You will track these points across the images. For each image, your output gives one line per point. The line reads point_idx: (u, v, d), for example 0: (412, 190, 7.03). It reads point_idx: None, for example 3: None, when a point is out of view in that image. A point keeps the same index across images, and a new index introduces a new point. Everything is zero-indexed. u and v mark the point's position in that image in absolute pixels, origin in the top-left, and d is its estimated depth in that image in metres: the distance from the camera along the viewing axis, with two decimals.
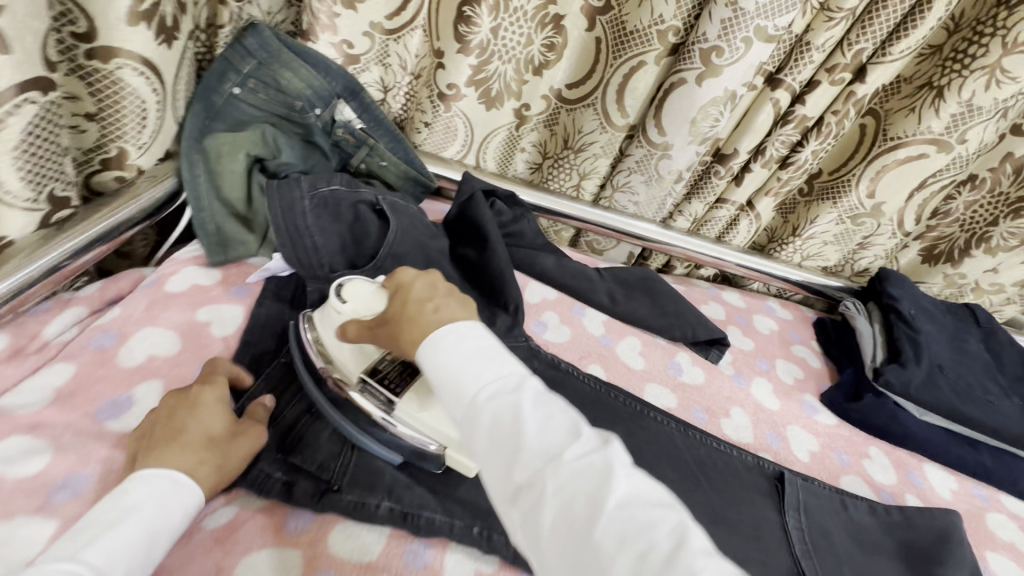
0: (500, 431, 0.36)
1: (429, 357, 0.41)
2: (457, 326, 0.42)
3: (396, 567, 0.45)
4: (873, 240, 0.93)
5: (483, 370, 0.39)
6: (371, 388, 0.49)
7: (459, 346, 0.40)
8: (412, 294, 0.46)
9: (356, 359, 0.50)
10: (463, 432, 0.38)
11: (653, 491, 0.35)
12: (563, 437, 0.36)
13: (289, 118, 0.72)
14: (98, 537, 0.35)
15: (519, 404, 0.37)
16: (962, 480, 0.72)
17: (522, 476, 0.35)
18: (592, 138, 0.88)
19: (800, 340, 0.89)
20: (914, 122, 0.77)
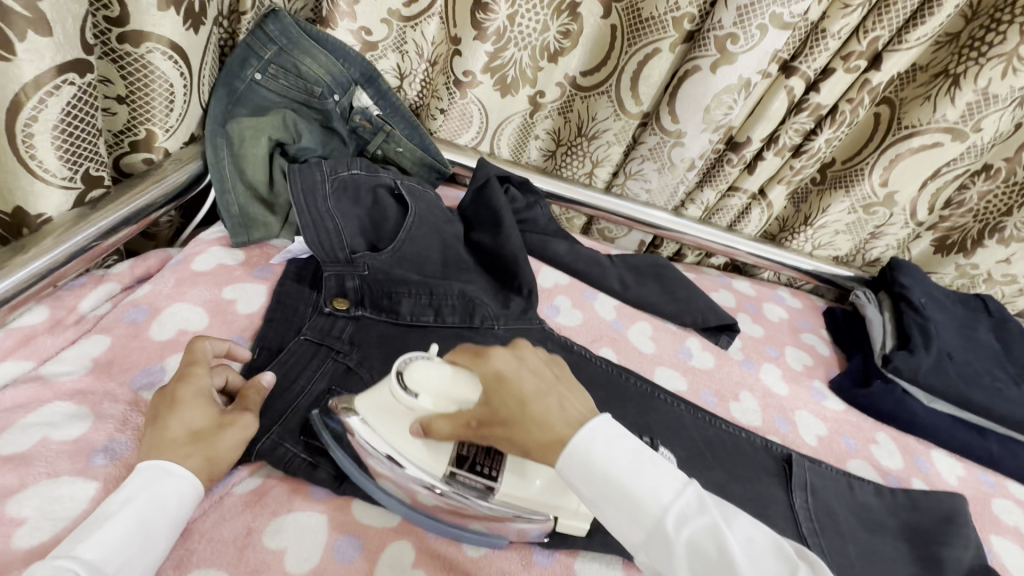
0: (701, 554, 0.35)
1: (583, 471, 0.37)
2: (598, 427, 0.38)
3: (417, 533, 0.46)
4: (885, 230, 0.93)
5: (653, 483, 0.37)
6: (462, 476, 0.45)
7: (619, 459, 0.37)
8: (522, 390, 0.40)
9: (434, 454, 0.45)
10: (655, 560, 0.36)
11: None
12: (770, 561, 0.35)
13: (309, 104, 0.74)
14: (90, 534, 0.35)
15: (713, 524, 0.36)
16: (969, 467, 0.73)
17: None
18: (606, 125, 0.88)
19: (809, 328, 0.90)
20: (929, 110, 0.77)
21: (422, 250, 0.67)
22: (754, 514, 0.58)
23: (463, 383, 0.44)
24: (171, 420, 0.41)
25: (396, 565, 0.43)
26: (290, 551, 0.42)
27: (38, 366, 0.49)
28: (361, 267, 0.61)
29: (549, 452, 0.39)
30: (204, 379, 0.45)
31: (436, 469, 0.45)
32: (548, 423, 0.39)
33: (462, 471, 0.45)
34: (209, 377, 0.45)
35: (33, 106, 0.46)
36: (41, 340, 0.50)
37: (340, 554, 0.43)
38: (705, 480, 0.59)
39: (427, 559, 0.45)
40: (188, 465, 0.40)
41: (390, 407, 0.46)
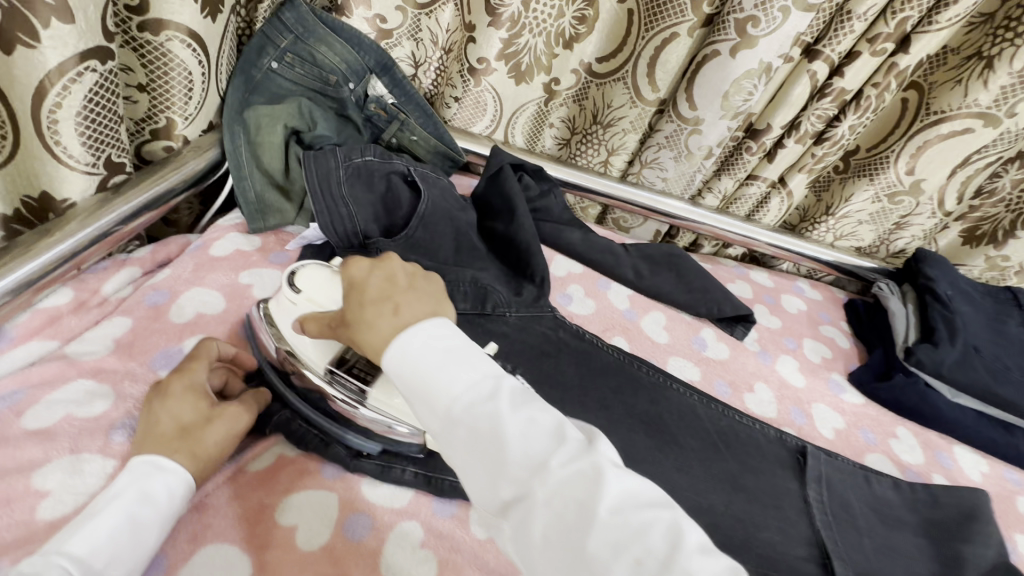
0: (480, 438, 0.35)
1: (396, 364, 0.38)
2: (417, 327, 0.39)
3: (425, 514, 0.46)
4: (910, 220, 0.90)
5: (455, 374, 0.37)
6: (340, 377, 0.48)
7: (422, 351, 0.38)
8: (367, 294, 0.42)
9: (319, 350, 0.48)
10: (442, 445, 0.37)
11: (644, 488, 0.35)
12: (546, 442, 0.36)
13: (324, 92, 0.74)
14: (78, 529, 0.35)
15: (496, 412, 0.36)
16: (994, 464, 0.71)
17: (508, 489, 0.35)
18: (622, 112, 0.87)
19: (828, 320, 0.88)
20: (960, 95, 0.75)
21: (434, 237, 0.67)
22: (767, 506, 0.57)
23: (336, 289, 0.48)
24: (162, 413, 0.41)
25: (404, 544, 0.43)
26: (302, 527, 0.42)
27: (62, 346, 0.50)
28: (373, 252, 0.63)
29: (378, 354, 0.40)
30: (199, 374, 0.44)
31: (317, 366, 0.48)
32: (377, 324, 0.40)
33: (341, 371, 0.48)
34: (206, 374, 0.45)
35: (57, 93, 0.47)
36: (65, 321, 0.51)
37: (350, 532, 0.43)
38: (717, 470, 0.59)
39: (435, 539, 0.45)
40: (175, 459, 0.40)
41: (275, 305, 0.49)
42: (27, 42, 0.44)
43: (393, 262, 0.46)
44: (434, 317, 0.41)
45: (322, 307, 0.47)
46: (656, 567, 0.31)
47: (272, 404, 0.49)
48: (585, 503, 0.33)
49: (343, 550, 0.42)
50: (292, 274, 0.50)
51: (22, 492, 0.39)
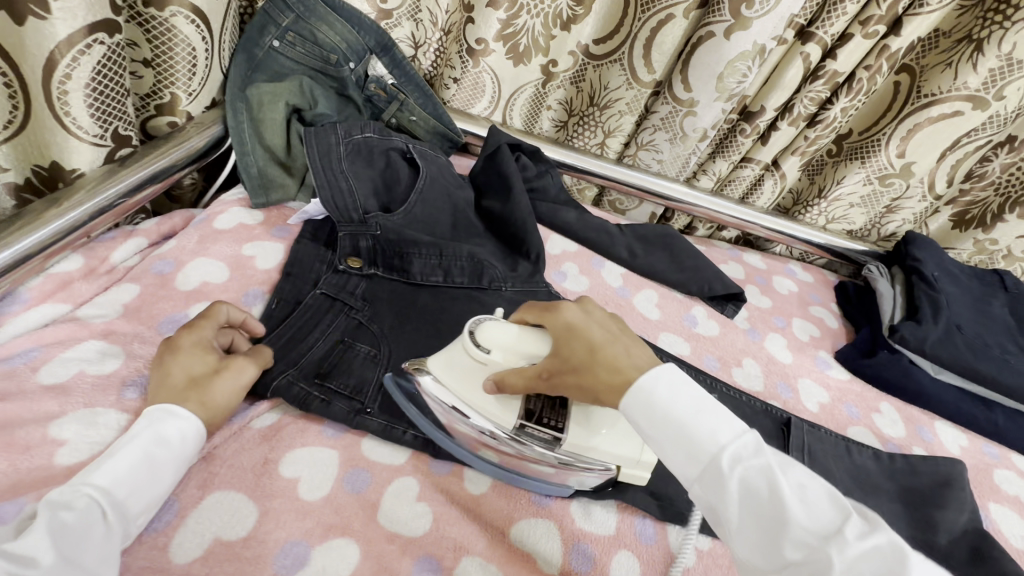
0: (753, 492, 0.35)
1: (639, 408, 0.39)
2: (660, 371, 0.39)
3: (422, 472, 0.48)
4: (901, 203, 0.92)
5: (715, 424, 0.37)
6: (531, 428, 0.47)
7: (674, 397, 0.38)
8: (592, 341, 0.43)
9: (504, 407, 0.48)
10: (707, 497, 0.36)
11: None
12: (830, 511, 0.34)
13: (324, 71, 0.75)
14: (100, 466, 0.38)
15: (769, 466, 0.35)
16: (973, 438, 0.73)
17: (794, 552, 0.33)
18: (618, 94, 0.88)
19: (819, 302, 0.90)
20: (949, 78, 0.76)
21: (432, 213, 0.69)
22: None
23: (530, 340, 0.47)
24: (173, 366, 0.45)
25: (400, 498, 0.46)
26: (304, 480, 0.45)
27: (73, 310, 0.52)
28: (374, 226, 0.63)
29: (615, 395, 0.40)
30: (208, 332, 0.48)
31: (505, 421, 0.47)
32: (616, 366, 0.41)
33: (530, 423, 0.48)
34: (214, 333, 0.48)
35: (66, 64, 0.49)
36: (76, 286, 0.53)
37: (350, 486, 0.46)
38: None
39: (429, 494, 0.47)
40: (187, 407, 0.43)
41: (462, 369, 0.48)
42: (38, 13, 0.46)
43: (593, 308, 0.47)
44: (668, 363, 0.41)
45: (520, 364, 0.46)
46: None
47: (275, 366, 0.51)
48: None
49: (343, 501, 0.44)
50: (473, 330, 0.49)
51: (40, 440, 0.41)
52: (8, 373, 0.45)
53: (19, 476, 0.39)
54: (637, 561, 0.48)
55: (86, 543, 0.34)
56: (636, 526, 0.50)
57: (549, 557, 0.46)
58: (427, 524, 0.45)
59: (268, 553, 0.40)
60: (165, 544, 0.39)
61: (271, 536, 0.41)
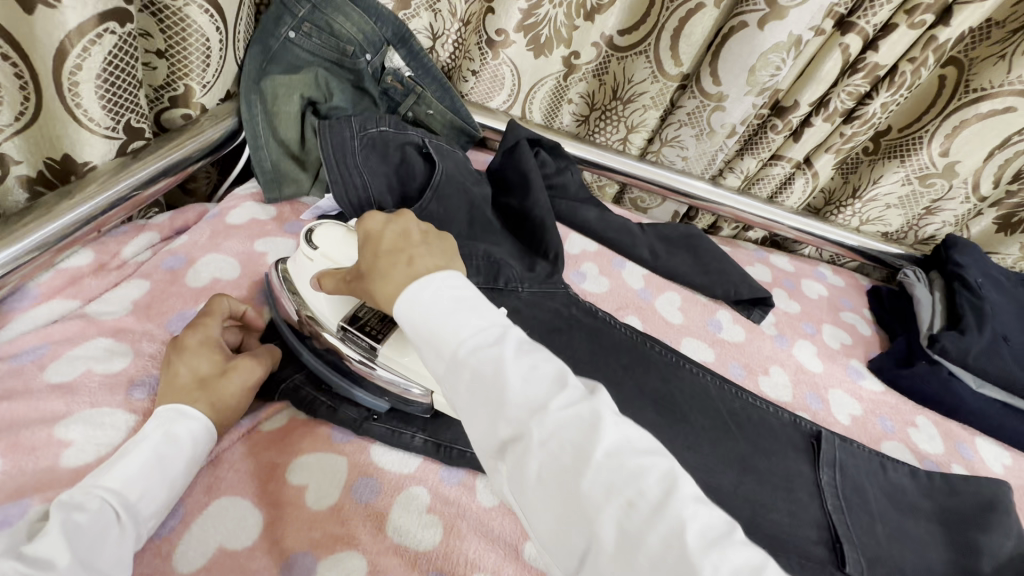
0: (482, 382, 0.35)
1: (406, 312, 0.38)
2: (433, 278, 0.38)
3: (432, 480, 0.46)
4: (942, 205, 0.87)
5: (461, 318, 0.37)
6: (352, 335, 0.47)
7: (433, 298, 0.37)
8: (381, 246, 0.42)
9: (332, 308, 0.48)
10: (445, 387, 0.36)
11: (639, 437, 0.34)
12: (548, 387, 0.35)
13: (340, 63, 0.73)
14: (111, 467, 0.37)
15: (501, 355, 0.35)
16: (1017, 457, 0.69)
17: (508, 430, 0.34)
18: (642, 88, 0.85)
19: (850, 307, 0.86)
20: (1002, 71, 0.71)
21: (448, 210, 0.67)
22: (777, 487, 0.56)
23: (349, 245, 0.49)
24: (179, 366, 0.43)
25: (410, 508, 0.44)
26: (311, 487, 0.43)
27: (82, 306, 0.51)
28: None
29: (390, 303, 0.40)
30: (213, 330, 0.46)
31: (330, 324, 0.48)
32: (389, 276, 0.40)
33: (353, 328, 0.48)
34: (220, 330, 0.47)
35: (77, 54, 0.48)
36: (86, 282, 0.52)
37: (358, 495, 0.44)
38: (727, 450, 0.58)
39: (440, 505, 0.45)
40: (197, 408, 0.41)
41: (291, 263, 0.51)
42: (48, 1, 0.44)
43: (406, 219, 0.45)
44: (447, 269, 0.40)
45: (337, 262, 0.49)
46: (648, 508, 0.31)
47: (282, 370, 0.50)
48: (582, 444, 0.33)
49: (350, 511, 0.43)
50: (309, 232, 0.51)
51: (45, 441, 0.40)
52: (16, 370, 0.44)
53: (23, 478, 0.38)
54: None
55: (100, 546, 0.33)
56: None
57: None
58: (437, 538, 0.43)
59: (273, 565, 0.39)
60: (170, 552, 0.38)
61: (278, 546, 0.40)
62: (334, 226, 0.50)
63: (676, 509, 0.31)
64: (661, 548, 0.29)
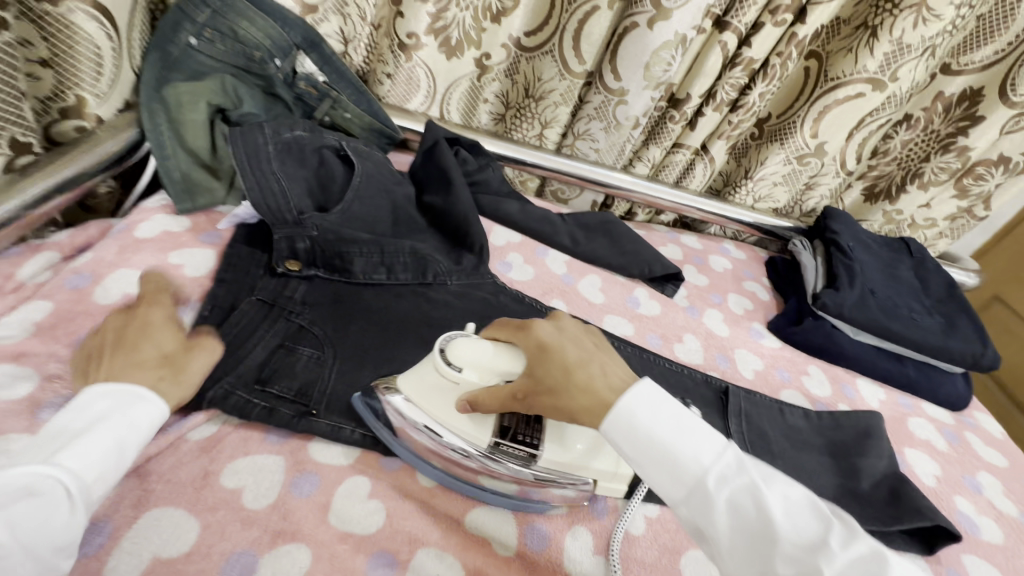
0: (741, 514, 0.36)
1: (624, 432, 0.40)
2: (640, 392, 0.41)
3: (373, 470, 0.48)
4: (818, 180, 0.98)
5: (693, 440, 0.39)
6: (506, 447, 0.48)
7: (660, 421, 0.40)
8: (566, 358, 0.45)
9: (480, 427, 0.48)
10: (691, 516, 0.38)
11: (914, 565, 0.35)
12: (810, 522, 0.36)
13: (249, 69, 0.72)
14: (69, 445, 0.36)
15: (750, 483, 0.37)
16: (890, 392, 0.80)
17: (785, 567, 0.34)
18: (551, 86, 0.90)
19: (751, 277, 0.95)
20: (851, 62, 0.82)
21: (371, 210, 0.69)
22: None
23: (506, 358, 0.48)
24: (144, 342, 0.44)
25: (352, 496, 0.45)
26: (248, 488, 0.44)
27: None
28: (310, 228, 0.62)
29: (594, 416, 0.42)
30: (171, 311, 0.48)
31: (482, 441, 0.47)
32: (590, 387, 0.43)
33: (506, 440, 0.48)
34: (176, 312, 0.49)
35: None
36: None
37: (297, 490, 0.45)
38: None
39: (382, 490, 0.47)
40: (166, 383, 0.43)
41: (423, 383, 0.48)
42: None
43: (565, 324, 0.49)
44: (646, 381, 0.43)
45: (493, 383, 0.48)
46: None
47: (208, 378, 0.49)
48: None
49: (289, 506, 0.43)
50: (443, 350, 0.49)
51: None
52: None
53: None
54: (589, 536, 0.49)
55: (52, 530, 0.32)
56: (591, 502, 0.52)
57: (503, 539, 0.46)
58: (379, 521, 0.44)
59: (213, 566, 0.39)
60: (99, 568, 0.37)
61: (215, 548, 0.40)
62: (475, 341, 0.49)
63: None
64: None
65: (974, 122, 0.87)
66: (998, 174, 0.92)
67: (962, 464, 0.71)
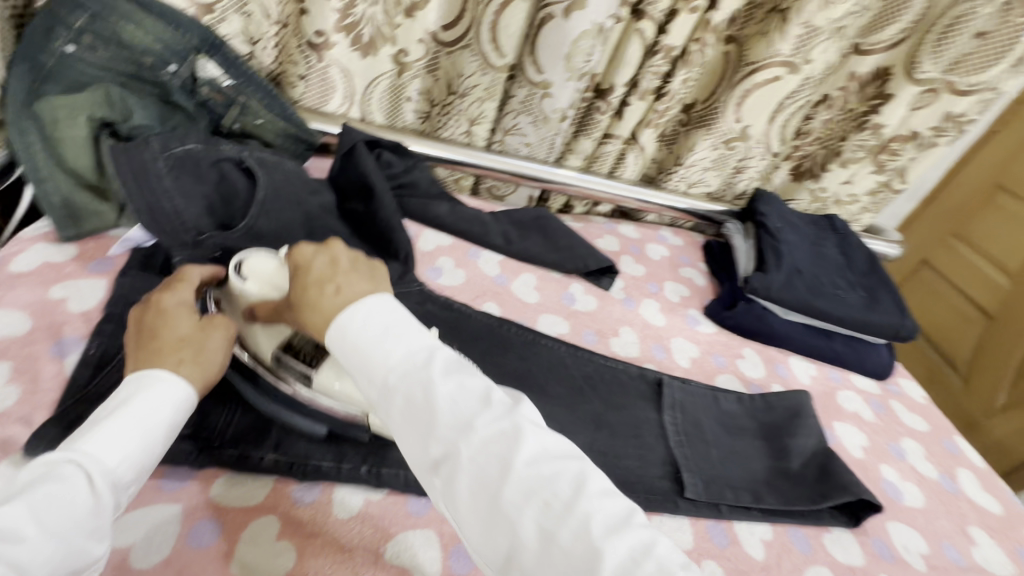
0: (415, 407, 0.39)
1: (339, 339, 0.42)
2: (363, 305, 0.42)
3: (284, 505, 0.45)
4: (746, 163, 0.99)
5: (394, 345, 0.41)
6: (286, 360, 0.49)
7: (364, 328, 0.41)
8: (309, 275, 0.45)
9: (268, 337, 0.50)
10: (381, 410, 0.40)
11: (554, 444, 0.39)
12: (474, 405, 0.39)
13: (139, 77, 0.67)
14: (94, 433, 0.38)
15: (428, 378, 0.39)
16: (820, 366, 0.82)
17: (437, 448, 0.38)
18: (474, 81, 0.87)
19: (688, 263, 0.96)
20: (766, 46, 0.82)
21: (281, 225, 0.65)
22: (627, 437, 0.62)
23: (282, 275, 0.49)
24: (161, 329, 0.45)
25: (260, 538, 0.43)
26: (137, 545, 0.40)
27: None
28: (210, 247, 0.59)
29: (321, 330, 0.43)
30: (186, 293, 0.48)
31: (266, 352, 0.50)
32: (318, 306, 0.43)
33: (287, 356, 0.49)
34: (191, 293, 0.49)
35: None
36: None
37: (197, 540, 0.42)
38: (582, 412, 0.63)
39: (293, 528, 0.44)
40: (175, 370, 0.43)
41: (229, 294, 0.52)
42: None
43: (335, 246, 0.48)
44: (379, 293, 0.44)
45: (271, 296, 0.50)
46: (560, 507, 0.36)
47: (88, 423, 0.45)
48: (503, 458, 0.37)
49: (183, 560, 0.40)
50: (242, 262, 0.51)
51: None
52: None
53: None
54: None
55: (72, 513, 0.34)
56: None
57: (426, 565, 0.45)
58: (287, 564, 0.42)
59: None
60: None
61: None
62: (267, 258, 0.51)
63: (582, 507, 0.36)
64: (573, 541, 0.35)
65: (885, 100, 0.90)
66: (910, 150, 0.95)
67: (887, 433, 0.74)
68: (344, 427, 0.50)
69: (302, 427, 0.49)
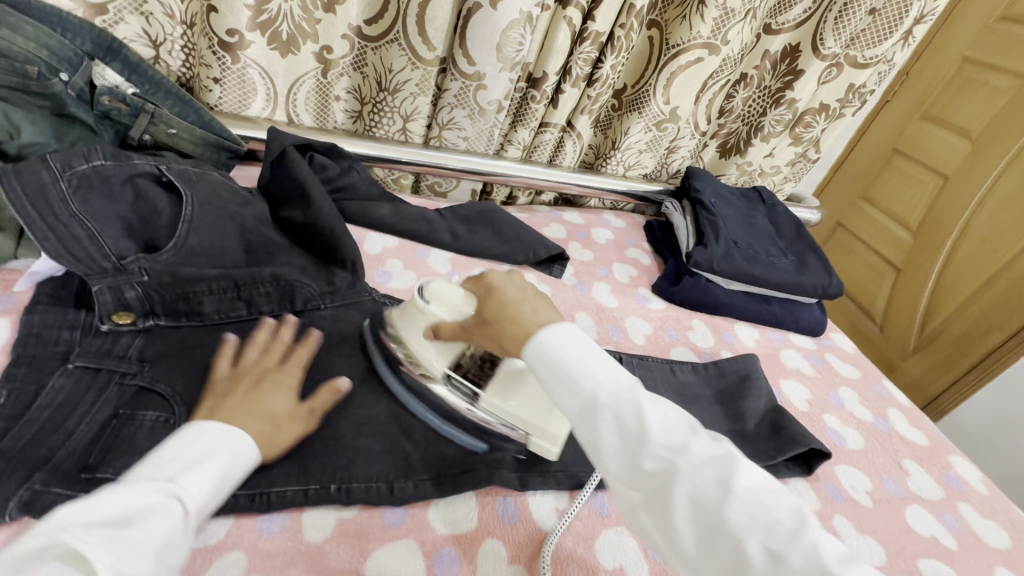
0: (628, 432, 0.37)
1: (540, 354, 0.40)
2: (564, 326, 0.42)
3: (249, 539, 0.44)
4: (678, 143, 1.03)
5: (597, 365, 0.39)
6: (457, 381, 0.55)
7: (567, 347, 0.40)
8: (505, 297, 0.46)
9: (440, 356, 0.56)
10: (583, 430, 0.38)
11: (764, 475, 0.37)
12: (685, 435, 0.37)
13: (25, 88, 0.59)
14: (189, 474, 0.37)
15: (640, 402, 0.38)
16: (762, 330, 0.88)
17: (651, 466, 0.36)
18: (404, 76, 0.84)
19: (633, 244, 0.99)
20: (687, 29, 0.86)
21: (214, 240, 0.60)
22: None
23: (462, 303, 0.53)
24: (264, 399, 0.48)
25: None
26: None
27: None
28: (137, 272, 0.53)
29: (519, 344, 0.42)
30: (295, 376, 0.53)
31: (438, 369, 0.56)
32: (519, 320, 0.43)
33: (457, 376, 0.56)
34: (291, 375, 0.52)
35: None
36: None
37: None
38: None
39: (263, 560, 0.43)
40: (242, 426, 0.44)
41: (406, 310, 0.57)
42: None
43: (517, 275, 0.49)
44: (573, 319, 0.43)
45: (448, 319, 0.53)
46: (786, 532, 0.34)
47: (9, 479, 0.41)
48: (721, 481, 0.35)
49: None
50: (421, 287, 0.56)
51: None
52: None
53: None
54: (501, 545, 0.49)
55: (170, 549, 0.33)
56: (498, 508, 0.52)
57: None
58: None
59: None
60: None
61: None
62: (445, 285, 0.55)
63: (809, 537, 0.33)
64: (805, 568, 0.32)
65: (796, 75, 0.96)
66: (821, 121, 1.03)
67: (826, 385, 0.80)
68: (495, 438, 0.56)
69: (464, 443, 0.55)
